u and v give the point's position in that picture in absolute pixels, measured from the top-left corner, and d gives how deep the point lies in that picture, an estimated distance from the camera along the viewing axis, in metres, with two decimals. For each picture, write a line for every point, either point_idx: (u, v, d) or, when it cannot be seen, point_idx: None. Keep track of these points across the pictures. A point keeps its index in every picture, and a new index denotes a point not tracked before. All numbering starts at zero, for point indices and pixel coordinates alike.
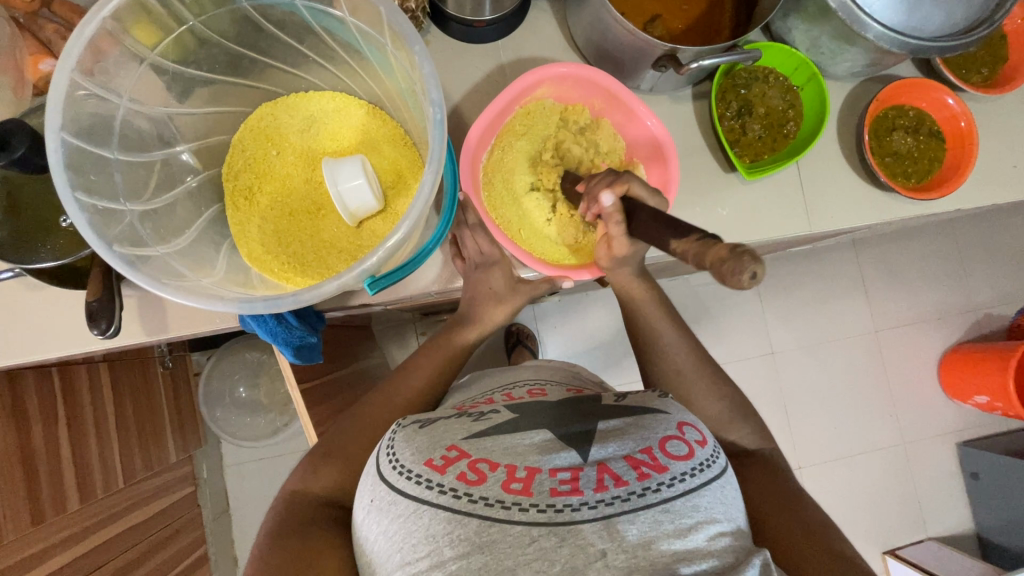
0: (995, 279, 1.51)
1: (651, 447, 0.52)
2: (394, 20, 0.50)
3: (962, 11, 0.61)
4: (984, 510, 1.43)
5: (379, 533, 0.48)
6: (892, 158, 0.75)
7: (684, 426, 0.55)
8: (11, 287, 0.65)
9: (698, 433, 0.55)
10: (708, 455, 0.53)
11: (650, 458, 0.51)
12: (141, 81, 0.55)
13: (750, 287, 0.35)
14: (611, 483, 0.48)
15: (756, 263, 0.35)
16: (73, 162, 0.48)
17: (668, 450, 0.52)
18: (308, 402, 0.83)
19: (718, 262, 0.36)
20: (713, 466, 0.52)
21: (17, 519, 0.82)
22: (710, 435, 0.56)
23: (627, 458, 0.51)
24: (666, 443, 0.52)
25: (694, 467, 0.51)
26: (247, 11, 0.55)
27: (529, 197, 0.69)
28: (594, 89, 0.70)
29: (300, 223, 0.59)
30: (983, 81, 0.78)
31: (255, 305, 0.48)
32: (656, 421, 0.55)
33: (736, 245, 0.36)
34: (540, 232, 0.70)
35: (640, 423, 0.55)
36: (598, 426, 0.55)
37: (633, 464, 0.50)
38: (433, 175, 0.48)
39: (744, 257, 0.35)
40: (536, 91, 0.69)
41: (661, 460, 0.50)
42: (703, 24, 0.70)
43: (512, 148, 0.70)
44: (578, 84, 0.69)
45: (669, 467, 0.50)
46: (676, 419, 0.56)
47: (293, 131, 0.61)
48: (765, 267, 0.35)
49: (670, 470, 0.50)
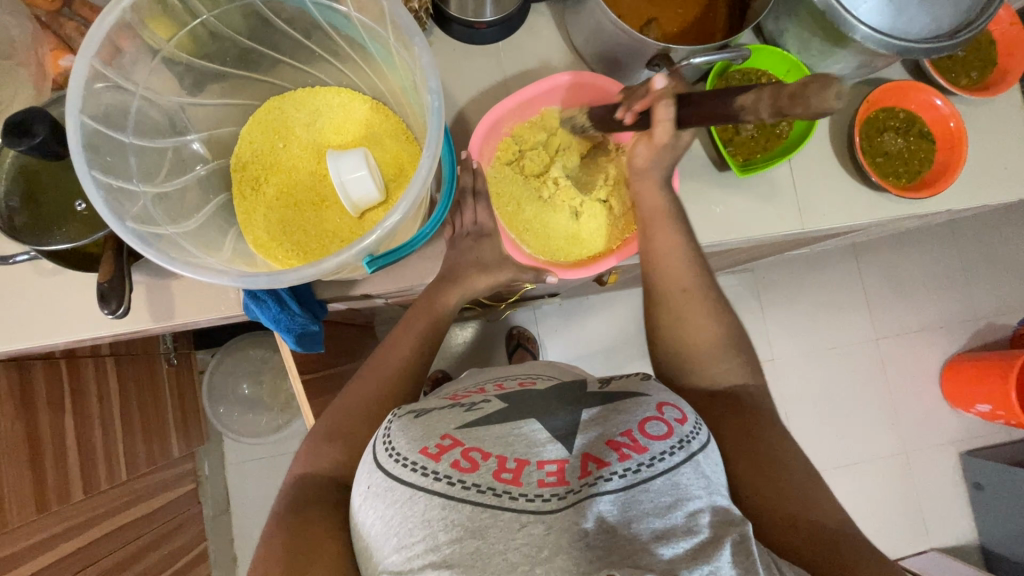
0: (997, 288, 1.51)
1: (630, 429, 0.53)
2: (397, 14, 0.52)
3: (947, 14, 0.63)
4: (987, 520, 1.42)
5: (376, 518, 0.49)
6: (883, 158, 0.77)
7: (664, 405, 0.56)
8: (25, 273, 0.68)
9: (678, 411, 0.56)
10: (688, 431, 0.54)
11: (631, 439, 0.52)
12: (155, 71, 0.57)
13: (835, 106, 0.43)
14: (594, 468, 0.50)
15: (838, 84, 0.43)
16: (90, 143, 0.51)
17: (648, 430, 0.53)
18: (309, 393, 0.85)
19: (805, 87, 0.44)
20: (693, 442, 0.53)
21: (21, 506, 0.83)
22: (691, 412, 0.57)
23: (608, 441, 0.52)
24: (645, 424, 0.53)
25: (674, 445, 0.52)
26: (258, 7, 0.58)
27: (531, 206, 0.72)
28: (550, 94, 0.71)
29: (305, 213, 0.61)
30: (973, 84, 0.80)
31: (258, 280, 0.50)
32: (635, 404, 0.56)
33: (816, 73, 0.44)
34: (542, 234, 0.71)
35: (617, 409, 0.56)
36: (581, 415, 0.55)
37: (613, 447, 0.51)
38: (430, 159, 0.50)
39: (827, 78, 0.43)
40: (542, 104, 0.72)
41: (641, 441, 0.52)
42: (697, 27, 0.73)
43: (505, 178, 0.73)
44: (530, 102, 0.71)
45: (649, 447, 0.51)
46: (656, 400, 0.57)
47: (299, 125, 0.63)
48: (846, 87, 0.43)
49: (649, 450, 0.51)
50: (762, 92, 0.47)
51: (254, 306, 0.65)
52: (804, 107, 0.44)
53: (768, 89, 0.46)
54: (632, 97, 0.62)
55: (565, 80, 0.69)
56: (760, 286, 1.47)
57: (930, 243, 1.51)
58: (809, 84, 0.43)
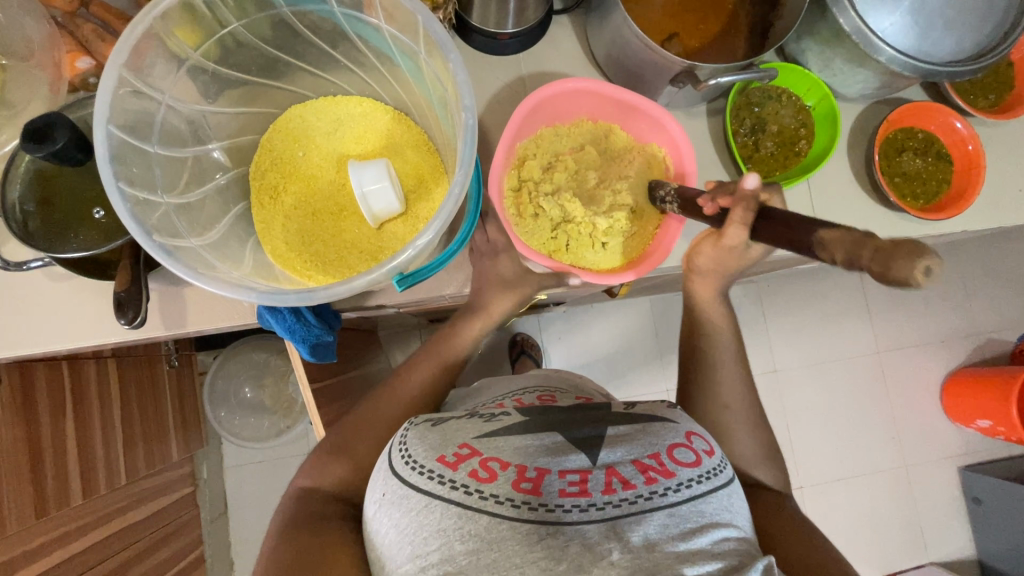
0: (998, 304, 1.52)
1: (658, 453, 0.52)
2: (430, 28, 0.52)
3: (971, 37, 0.63)
4: (986, 536, 1.43)
5: (391, 527, 0.48)
6: (901, 178, 0.77)
7: (692, 435, 0.55)
8: (36, 278, 0.67)
9: (705, 443, 0.55)
10: (715, 464, 0.53)
11: (658, 463, 0.51)
12: (180, 79, 0.57)
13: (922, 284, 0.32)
14: (619, 487, 0.49)
15: (931, 257, 0.32)
16: (117, 153, 0.50)
17: (676, 456, 0.52)
18: (318, 401, 0.84)
19: (878, 253, 0.33)
20: (720, 475, 0.53)
21: (21, 511, 0.82)
22: (717, 446, 0.56)
23: (635, 462, 0.51)
24: (673, 449, 0.53)
25: (701, 474, 0.51)
26: (286, 15, 0.57)
27: (579, 241, 0.69)
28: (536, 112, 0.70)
29: (323, 223, 0.60)
30: (990, 106, 0.81)
31: (287, 297, 0.50)
32: (664, 429, 0.55)
33: (902, 238, 0.33)
34: (604, 256, 0.70)
35: (646, 430, 0.55)
36: (607, 432, 0.55)
37: (640, 468, 0.51)
38: (463, 177, 0.50)
39: (915, 250, 0.32)
40: (549, 105, 0.70)
41: (668, 466, 0.51)
42: (719, 42, 0.72)
43: (534, 229, 0.69)
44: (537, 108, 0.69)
45: (676, 472, 0.51)
46: (684, 428, 0.56)
47: (320, 134, 0.62)
48: (943, 264, 0.31)
49: (677, 476, 0.50)
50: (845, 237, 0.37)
51: (270, 316, 0.64)
52: (880, 283, 0.33)
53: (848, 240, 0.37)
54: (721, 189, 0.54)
55: (550, 92, 0.68)
56: (763, 297, 1.47)
57: None
58: (891, 248, 0.32)
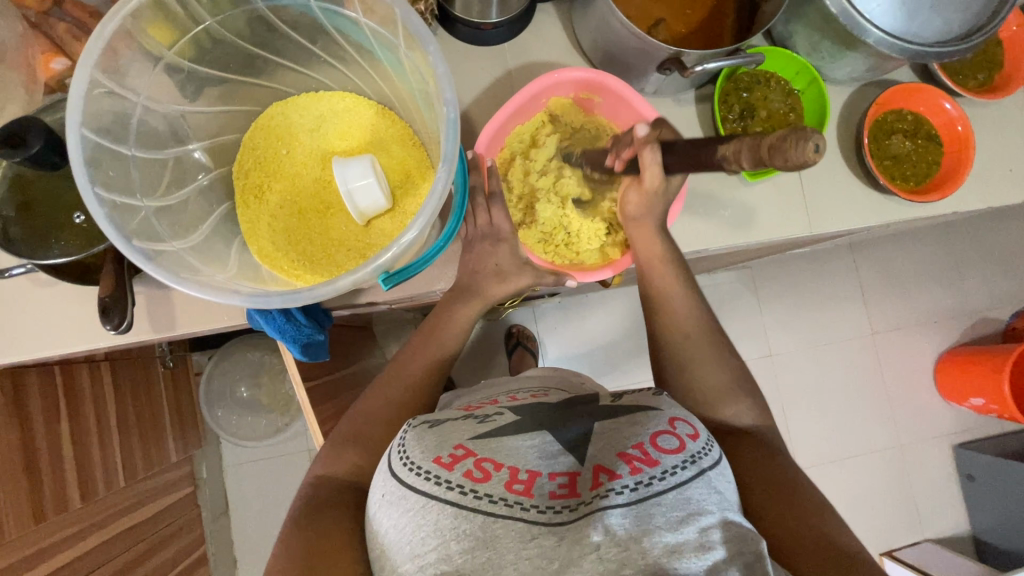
0: (991, 283, 1.53)
1: (641, 443, 0.52)
2: (408, 20, 0.51)
3: (958, 17, 0.62)
4: (981, 512, 1.44)
5: (390, 526, 0.48)
6: (891, 160, 0.77)
7: (676, 421, 0.55)
8: (21, 284, 0.66)
9: (690, 427, 0.55)
10: (700, 447, 0.52)
11: (642, 452, 0.51)
12: (156, 78, 0.56)
13: (814, 157, 0.37)
14: (606, 480, 0.49)
15: (817, 134, 0.37)
16: (91, 157, 0.49)
17: (659, 444, 0.51)
18: (314, 400, 0.83)
19: (777, 143, 0.38)
20: (705, 458, 0.52)
21: (19, 518, 0.81)
22: (702, 428, 0.55)
23: (620, 455, 0.51)
24: (657, 438, 0.52)
25: (686, 460, 0.51)
26: (262, 11, 0.56)
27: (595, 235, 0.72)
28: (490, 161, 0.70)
29: (309, 222, 0.60)
30: (980, 86, 0.80)
31: (271, 299, 0.49)
32: (646, 418, 0.55)
33: (792, 126, 0.38)
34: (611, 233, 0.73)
35: (629, 421, 0.55)
36: (594, 428, 0.54)
37: (624, 459, 0.50)
38: (445, 173, 0.49)
39: (806, 132, 0.37)
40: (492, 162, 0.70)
41: (652, 454, 0.50)
42: (706, 27, 0.71)
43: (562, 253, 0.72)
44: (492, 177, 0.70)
45: (660, 460, 0.50)
46: (667, 415, 0.55)
47: (303, 130, 0.62)
48: (826, 136, 0.37)
49: (661, 464, 0.50)
50: (739, 145, 0.42)
51: (259, 316, 0.63)
52: (783, 166, 0.38)
53: (745, 146, 0.41)
54: (619, 144, 0.61)
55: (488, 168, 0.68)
56: (757, 283, 1.47)
57: (925, 238, 1.52)
58: (783, 137, 0.37)
